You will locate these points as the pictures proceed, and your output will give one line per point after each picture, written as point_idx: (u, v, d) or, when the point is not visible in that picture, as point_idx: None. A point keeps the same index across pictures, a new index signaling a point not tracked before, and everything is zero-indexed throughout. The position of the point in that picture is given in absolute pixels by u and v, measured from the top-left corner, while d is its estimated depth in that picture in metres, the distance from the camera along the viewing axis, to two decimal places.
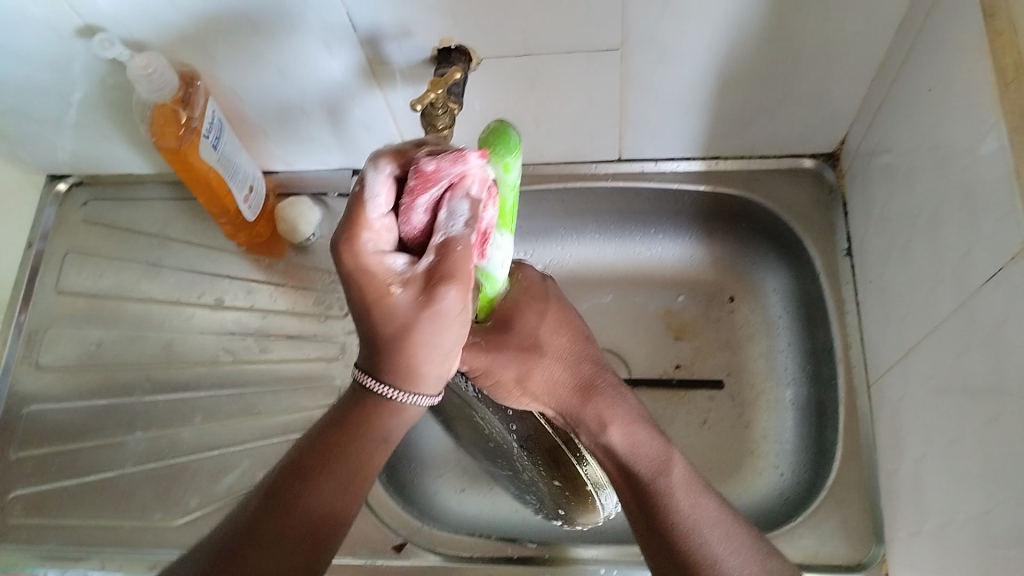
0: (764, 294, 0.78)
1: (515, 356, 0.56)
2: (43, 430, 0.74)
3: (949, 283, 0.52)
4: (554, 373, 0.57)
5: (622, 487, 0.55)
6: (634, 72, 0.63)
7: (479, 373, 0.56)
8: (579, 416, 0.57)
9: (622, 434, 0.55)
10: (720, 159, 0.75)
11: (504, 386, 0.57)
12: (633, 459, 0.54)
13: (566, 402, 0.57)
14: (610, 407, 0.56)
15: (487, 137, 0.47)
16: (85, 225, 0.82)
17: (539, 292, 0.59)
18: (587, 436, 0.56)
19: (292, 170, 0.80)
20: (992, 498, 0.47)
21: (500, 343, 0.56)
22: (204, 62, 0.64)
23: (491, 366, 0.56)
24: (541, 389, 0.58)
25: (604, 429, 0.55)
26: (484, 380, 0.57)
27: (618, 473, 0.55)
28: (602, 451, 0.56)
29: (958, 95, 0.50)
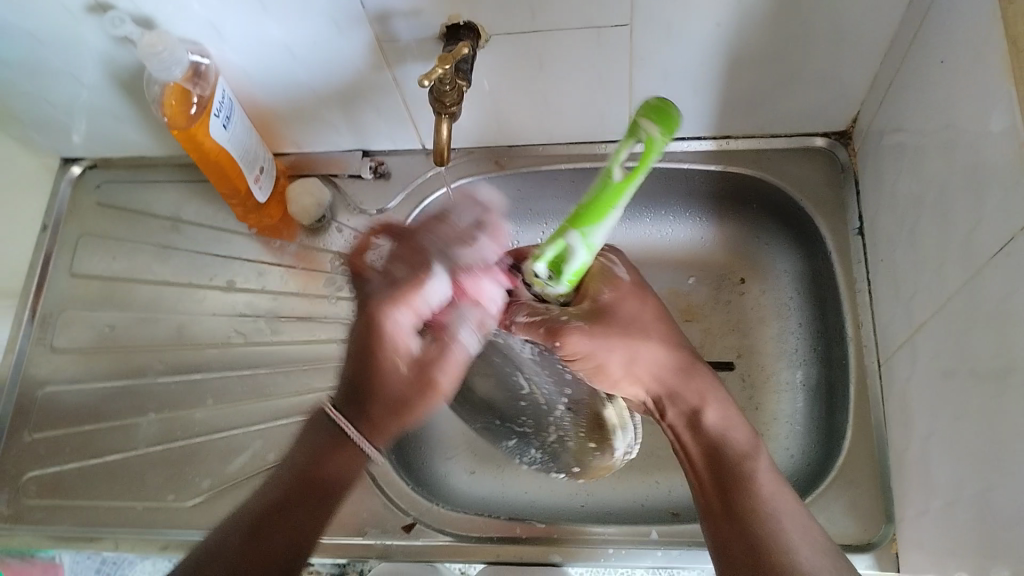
0: (775, 275, 0.77)
1: (618, 340, 0.55)
2: (58, 411, 0.75)
3: (959, 260, 0.51)
4: (653, 354, 0.56)
5: (701, 471, 0.54)
6: (641, 49, 0.62)
7: (579, 356, 0.56)
8: (676, 393, 0.57)
9: (718, 415, 0.55)
10: (731, 139, 0.74)
11: (605, 371, 0.57)
12: (723, 441, 0.54)
13: (669, 381, 0.57)
14: (709, 388, 0.56)
15: (645, 111, 0.44)
16: (99, 208, 0.82)
17: (635, 280, 0.58)
18: (676, 412, 0.57)
19: (302, 152, 0.80)
20: (1000, 476, 0.46)
21: (605, 329, 0.55)
22: (211, 43, 0.64)
23: (594, 349, 0.56)
24: (643, 373, 0.57)
25: (702, 409, 0.56)
26: (585, 363, 0.57)
27: (701, 455, 0.55)
28: (689, 432, 0.56)
29: (969, 68, 0.50)
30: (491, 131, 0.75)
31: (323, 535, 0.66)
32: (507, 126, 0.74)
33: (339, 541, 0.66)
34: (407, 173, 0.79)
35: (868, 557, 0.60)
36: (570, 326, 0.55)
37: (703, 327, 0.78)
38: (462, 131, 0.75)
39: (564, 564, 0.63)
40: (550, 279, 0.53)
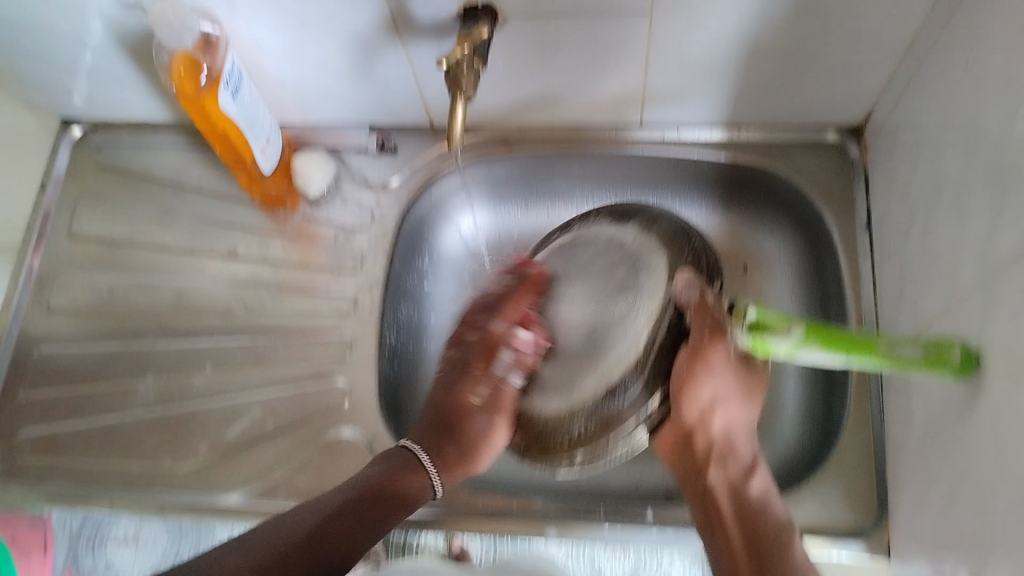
0: (778, 267, 0.77)
1: (722, 382, 0.59)
2: (55, 373, 0.74)
3: (971, 267, 0.51)
4: (739, 419, 0.62)
5: (738, 556, 0.56)
6: (660, 36, 0.61)
7: (706, 404, 0.59)
8: (726, 455, 0.61)
9: (759, 488, 0.59)
10: (743, 129, 0.74)
11: (711, 416, 0.60)
12: (765, 514, 0.57)
13: (734, 454, 0.61)
14: (760, 472, 0.60)
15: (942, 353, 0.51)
16: (99, 170, 0.81)
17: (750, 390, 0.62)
18: (721, 477, 0.60)
19: (308, 122, 0.79)
20: (1002, 482, 0.47)
21: (743, 385, 0.61)
22: (224, 11, 0.62)
23: (713, 397, 0.59)
24: (734, 429, 0.62)
25: (749, 479, 0.59)
26: (699, 405, 0.59)
27: (745, 550, 0.56)
28: (731, 497, 0.59)
29: (995, 74, 0.49)
30: (502, 111, 0.74)
31: None
32: (519, 107, 0.73)
33: None
34: (416, 148, 0.78)
35: (858, 548, 0.61)
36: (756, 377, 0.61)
37: None
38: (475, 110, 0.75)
39: (558, 538, 0.65)
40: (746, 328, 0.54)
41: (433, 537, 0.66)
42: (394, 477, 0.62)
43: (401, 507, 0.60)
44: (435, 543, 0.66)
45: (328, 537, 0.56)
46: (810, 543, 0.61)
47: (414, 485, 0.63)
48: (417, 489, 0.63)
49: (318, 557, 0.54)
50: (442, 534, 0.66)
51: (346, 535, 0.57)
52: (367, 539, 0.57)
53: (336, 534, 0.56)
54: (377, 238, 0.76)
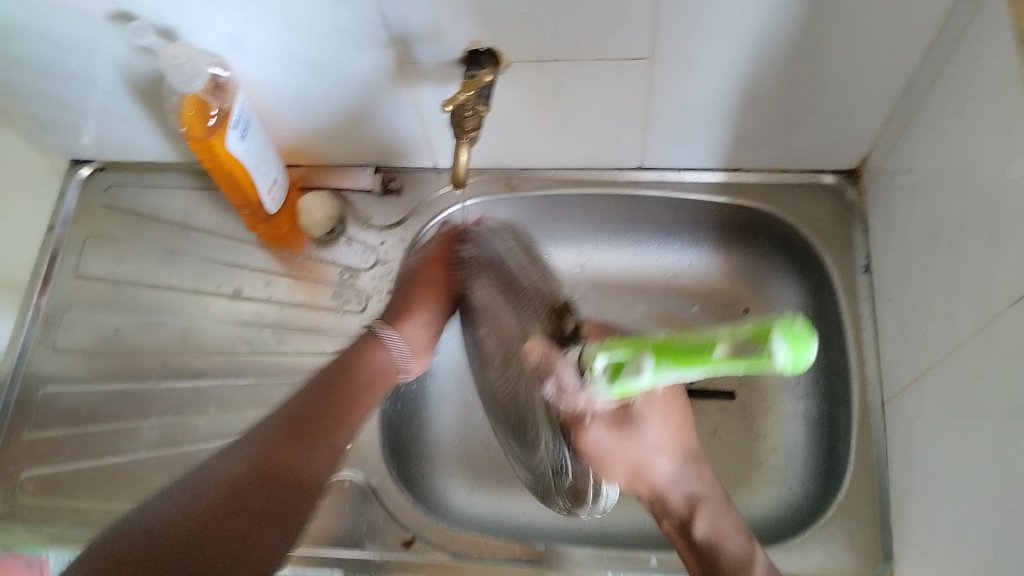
0: (779, 307, 0.78)
1: (630, 448, 0.54)
2: (59, 412, 0.74)
3: (970, 306, 0.52)
4: (662, 465, 0.56)
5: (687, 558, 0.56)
6: (659, 80, 0.63)
7: (632, 476, 0.57)
8: (665, 506, 0.57)
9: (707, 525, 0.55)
10: (741, 172, 0.76)
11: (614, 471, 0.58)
12: (716, 545, 0.55)
13: (675, 500, 0.57)
14: (711, 503, 0.56)
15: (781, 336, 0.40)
16: (107, 211, 0.82)
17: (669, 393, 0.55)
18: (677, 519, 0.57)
19: (314, 164, 0.80)
20: (1009, 521, 0.46)
21: (626, 442, 0.54)
22: (233, 55, 0.64)
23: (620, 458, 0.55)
24: (659, 472, 0.56)
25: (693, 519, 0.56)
26: (631, 477, 0.57)
27: (694, 559, 0.56)
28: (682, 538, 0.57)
29: (987, 117, 0.50)
30: (505, 154, 0.76)
31: (319, 547, 0.66)
32: (521, 149, 0.74)
33: (332, 554, 0.66)
34: (420, 190, 0.79)
35: None
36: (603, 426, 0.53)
37: None
38: (479, 153, 0.76)
39: None
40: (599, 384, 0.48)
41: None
42: (371, 352, 0.67)
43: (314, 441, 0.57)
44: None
45: (245, 494, 0.51)
46: None
47: (380, 361, 0.67)
48: (386, 366, 0.67)
49: (247, 518, 0.50)
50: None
51: (291, 498, 0.53)
52: (314, 469, 0.55)
53: (271, 489, 0.52)
54: (380, 278, 0.77)
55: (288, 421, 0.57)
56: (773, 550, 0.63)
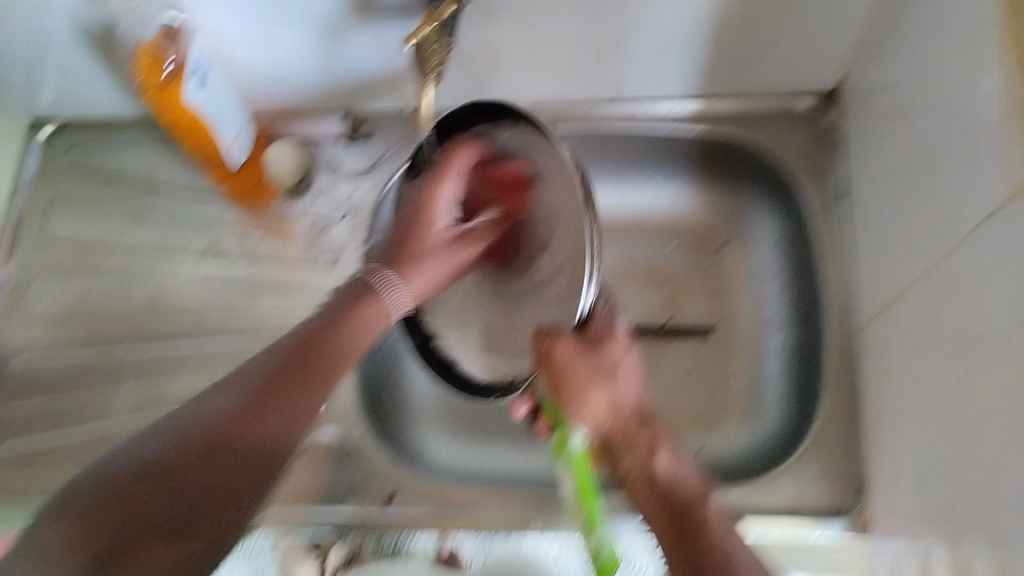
0: (757, 238, 0.77)
1: (583, 391, 0.54)
2: (34, 377, 0.74)
3: (942, 229, 0.51)
4: (618, 389, 0.56)
5: (658, 528, 0.51)
6: (625, 8, 0.61)
7: (581, 408, 0.54)
8: (628, 440, 0.55)
9: (667, 462, 0.53)
10: (716, 101, 0.74)
11: (570, 396, 0.54)
12: (673, 486, 0.52)
13: (623, 420, 0.55)
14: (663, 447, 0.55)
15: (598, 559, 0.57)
16: (72, 170, 0.80)
17: (601, 356, 0.56)
18: (631, 462, 0.54)
19: (279, 114, 0.78)
20: (974, 449, 0.46)
21: (571, 381, 0.54)
22: (185, 0, 0.61)
23: (578, 394, 0.54)
24: (604, 409, 0.55)
25: (653, 455, 0.54)
26: (575, 404, 0.54)
27: (659, 507, 0.52)
28: (645, 486, 0.53)
29: (959, 33, 0.48)
30: (472, 94, 0.74)
31: (300, 506, 0.66)
32: (489, 88, 0.72)
33: (315, 511, 0.66)
34: (387, 136, 0.77)
35: (840, 522, 0.61)
36: (562, 387, 0.54)
37: (680, 293, 0.78)
38: (446, 94, 0.74)
39: (542, 530, 0.65)
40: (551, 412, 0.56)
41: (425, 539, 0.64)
42: (354, 314, 0.52)
43: (336, 360, 0.51)
44: (427, 543, 0.64)
45: (230, 439, 0.45)
46: (793, 521, 0.61)
47: (377, 320, 0.53)
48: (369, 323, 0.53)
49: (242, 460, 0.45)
50: (434, 533, 0.65)
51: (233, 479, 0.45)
52: (283, 433, 0.47)
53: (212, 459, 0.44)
54: (353, 229, 0.76)
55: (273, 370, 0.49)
56: (748, 484, 0.63)
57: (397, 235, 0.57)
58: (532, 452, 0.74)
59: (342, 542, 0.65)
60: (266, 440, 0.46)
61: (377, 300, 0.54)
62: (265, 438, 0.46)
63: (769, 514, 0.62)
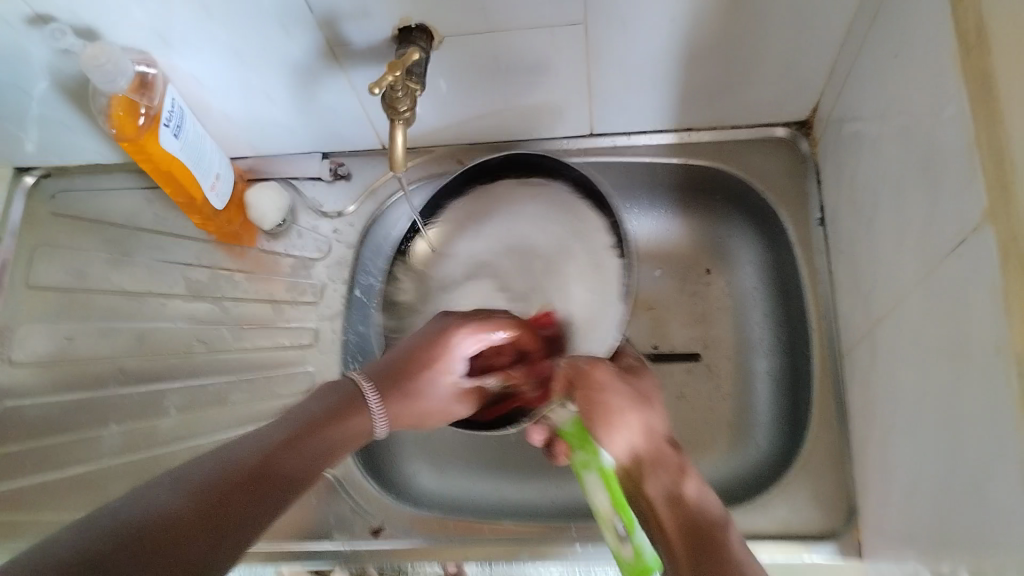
0: (740, 265, 0.77)
1: (623, 407, 0.55)
2: (18, 426, 0.74)
3: (915, 252, 0.51)
4: (654, 419, 0.55)
5: (673, 540, 0.48)
6: (595, 43, 0.61)
7: (614, 419, 0.54)
8: (657, 461, 0.53)
9: (694, 488, 0.51)
10: (693, 131, 0.74)
11: (605, 411, 0.55)
12: (699, 512, 0.50)
13: (657, 449, 0.54)
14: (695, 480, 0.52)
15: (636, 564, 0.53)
16: (55, 218, 0.80)
17: (635, 392, 0.57)
18: (657, 482, 0.51)
19: (259, 155, 0.78)
20: (956, 473, 0.46)
21: (611, 397, 0.56)
22: (159, 50, 0.62)
23: (614, 406, 0.55)
24: (640, 434, 0.54)
25: (683, 478, 0.51)
26: (608, 417, 0.54)
27: (680, 525, 0.49)
28: (667, 505, 0.50)
29: (922, 60, 0.49)
30: (451, 131, 0.74)
31: (288, 545, 0.66)
32: (467, 124, 0.73)
33: (305, 548, 0.66)
34: (368, 173, 0.78)
35: (831, 550, 0.60)
36: (596, 401, 0.55)
37: (666, 322, 0.78)
38: (424, 131, 0.74)
39: (532, 564, 0.64)
40: (574, 431, 0.58)
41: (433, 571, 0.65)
42: (339, 425, 0.51)
43: (323, 429, 0.50)
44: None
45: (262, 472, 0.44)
46: (783, 544, 0.61)
47: (360, 430, 0.53)
48: (360, 436, 0.53)
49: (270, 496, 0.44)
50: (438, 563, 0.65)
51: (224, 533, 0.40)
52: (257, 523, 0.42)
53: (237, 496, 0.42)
54: (334, 268, 0.76)
55: (280, 436, 0.48)
56: (738, 511, 0.63)
57: (400, 360, 0.57)
58: (523, 486, 0.73)
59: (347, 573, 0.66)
60: (286, 480, 0.45)
61: (361, 404, 0.54)
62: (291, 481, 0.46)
63: (762, 542, 0.61)
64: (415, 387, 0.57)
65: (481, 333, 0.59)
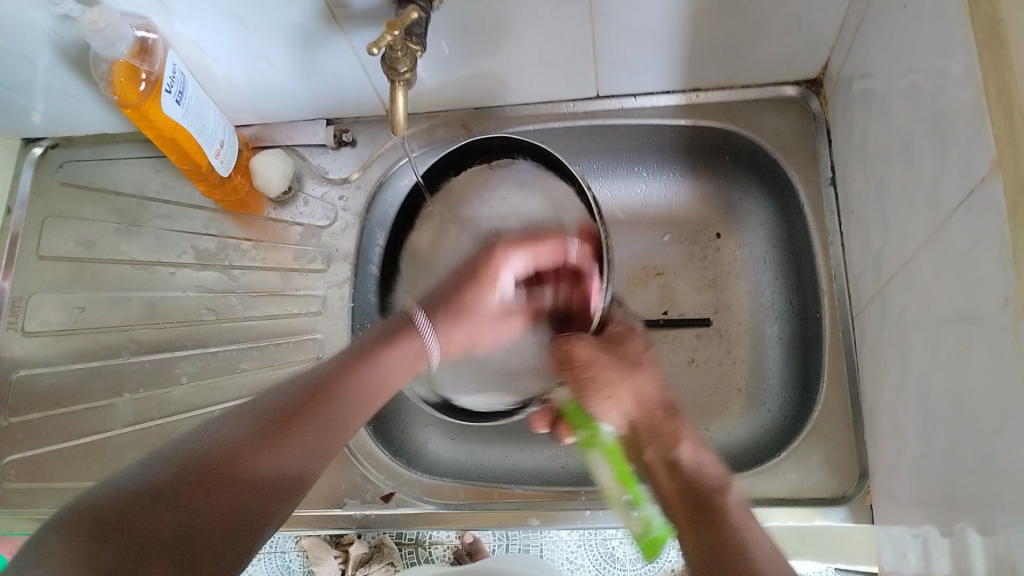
0: (750, 228, 0.76)
1: (614, 377, 0.55)
2: (32, 395, 0.74)
3: (924, 209, 0.50)
4: (648, 384, 0.55)
5: (677, 510, 0.50)
6: (599, 3, 0.60)
7: (602, 392, 0.55)
8: (654, 431, 0.54)
9: (690, 453, 0.52)
10: (701, 92, 0.73)
11: (593, 386, 0.55)
12: (697, 477, 0.51)
13: (650, 415, 0.54)
14: (690, 439, 0.53)
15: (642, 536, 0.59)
16: (64, 188, 0.80)
17: (628, 356, 0.57)
18: (655, 451, 0.53)
19: (264, 123, 0.78)
20: (965, 431, 0.45)
21: (600, 366, 0.55)
22: (158, 15, 0.61)
23: (597, 376, 0.55)
24: (631, 400, 0.55)
25: (677, 444, 0.52)
26: (593, 389, 0.55)
27: (678, 493, 0.50)
28: (666, 472, 0.52)
29: (930, 11, 0.47)
30: (455, 95, 0.73)
31: (300, 508, 0.67)
32: (471, 87, 0.72)
33: (316, 513, 0.67)
34: (374, 139, 0.77)
35: (842, 511, 0.60)
36: (586, 379, 0.55)
37: (676, 285, 0.77)
38: (428, 95, 0.73)
39: (542, 526, 0.64)
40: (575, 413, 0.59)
41: (446, 532, 0.69)
42: (353, 375, 0.50)
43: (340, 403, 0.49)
44: (447, 536, 0.69)
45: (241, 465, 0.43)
46: (794, 510, 0.61)
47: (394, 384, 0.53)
48: (412, 358, 0.54)
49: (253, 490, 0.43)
50: (453, 530, 0.66)
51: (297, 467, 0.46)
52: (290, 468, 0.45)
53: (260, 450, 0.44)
54: (340, 234, 0.76)
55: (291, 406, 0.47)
56: (748, 474, 0.63)
57: (455, 288, 0.58)
58: (533, 451, 0.74)
59: (363, 540, 0.70)
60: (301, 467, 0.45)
61: (413, 332, 0.55)
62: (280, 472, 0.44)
63: (773, 503, 0.61)
64: (466, 306, 0.57)
65: (535, 254, 0.60)
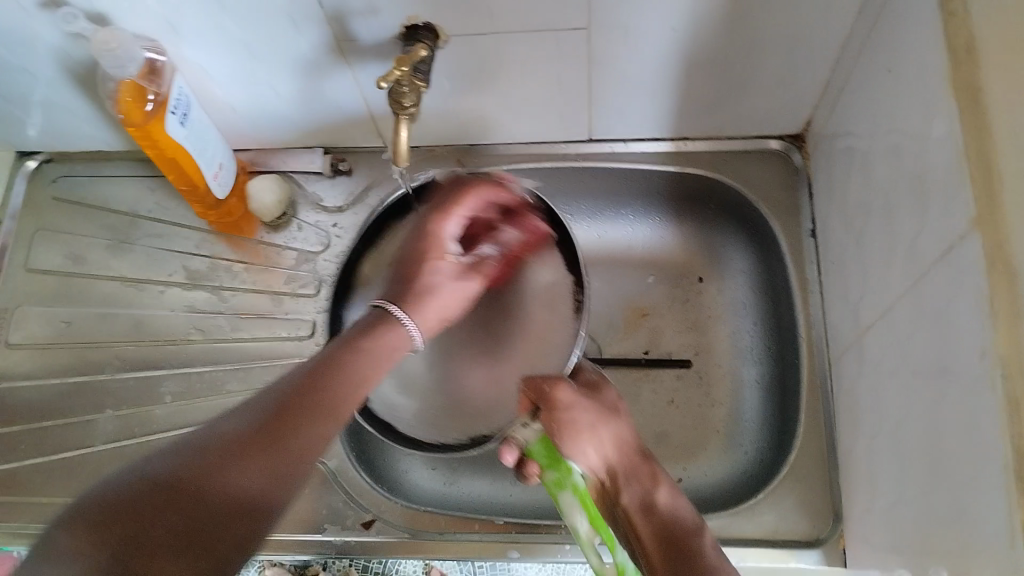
0: (731, 274, 0.79)
1: (597, 422, 0.57)
2: (10, 408, 0.74)
3: (903, 263, 0.52)
4: (629, 432, 0.58)
5: (652, 551, 0.52)
6: (598, 50, 0.62)
7: (585, 434, 0.57)
8: (631, 474, 0.56)
9: (666, 495, 0.55)
10: (689, 140, 0.76)
11: (576, 428, 0.57)
12: (672, 518, 0.54)
13: (629, 460, 0.57)
14: (665, 481, 0.56)
15: None
16: (56, 203, 0.81)
17: (608, 404, 0.60)
18: (631, 493, 0.55)
19: (262, 148, 0.80)
20: (937, 475, 0.47)
21: (584, 407, 0.58)
22: (169, 39, 0.63)
23: (575, 413, 0.57)
24: (614, 444, 0.57)
25: (655, 484, 0.55)
26: (569, 426, 0.57)
27: (655, 536, 0.53)
28: (641, 512, 0.54)
29: (913, 77, 0.50)
30: (451, 130, 0.75)
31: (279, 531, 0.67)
32: (469, 125, 0.74)
33: (295, 537, 0.67)
34: (370, 170, 0.79)
35: (815, 552, 0.61)
36: (567, 422, 0.57)
37: (658, 327, 0.79)
38: (425, 130, 0.75)
39: (520, 559, 0.65)
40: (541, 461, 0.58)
41: (412, 566, 0.66)
42: (365, 353, 0.52)
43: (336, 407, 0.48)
44: (413, 571, 0.66)
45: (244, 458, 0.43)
46: (767, 551, 0.62)
47: (399, 342, 0.56)
48: (400, 335, 0.56)
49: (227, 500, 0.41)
50: (422, 560, 0.66)
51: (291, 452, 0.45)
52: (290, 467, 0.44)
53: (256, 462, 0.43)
54: (331, 261, 0.77)
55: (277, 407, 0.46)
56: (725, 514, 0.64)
57: (411, 272, 0.61)
58: (513, 483, 0.74)
59: (326, 571, 0.67)
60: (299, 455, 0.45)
61: (394, 319, 0.57)
62: (268, 486, 0.43)
63: (748, 544, 0.63)
64: (425, 287, 0.60)
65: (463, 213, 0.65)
